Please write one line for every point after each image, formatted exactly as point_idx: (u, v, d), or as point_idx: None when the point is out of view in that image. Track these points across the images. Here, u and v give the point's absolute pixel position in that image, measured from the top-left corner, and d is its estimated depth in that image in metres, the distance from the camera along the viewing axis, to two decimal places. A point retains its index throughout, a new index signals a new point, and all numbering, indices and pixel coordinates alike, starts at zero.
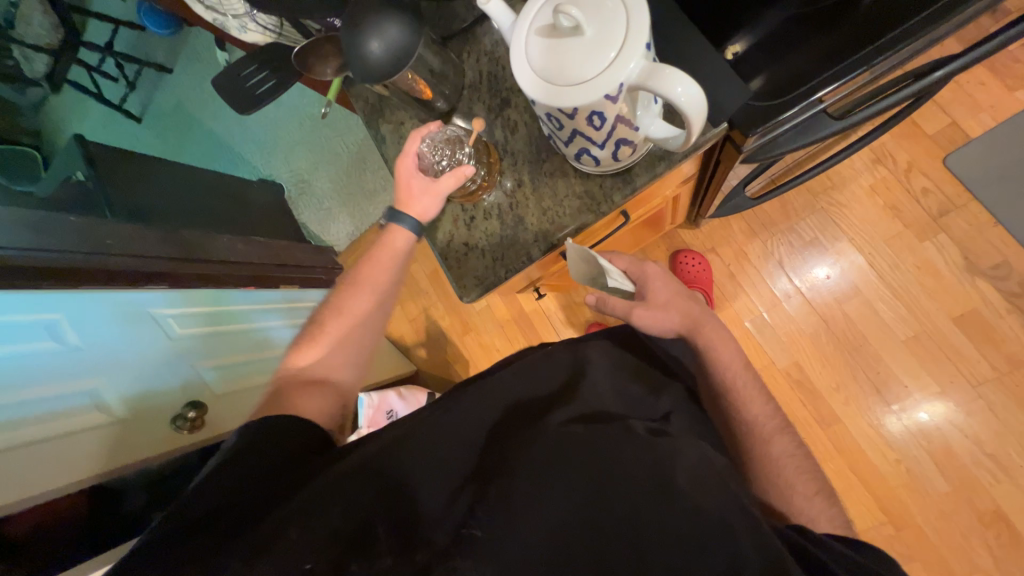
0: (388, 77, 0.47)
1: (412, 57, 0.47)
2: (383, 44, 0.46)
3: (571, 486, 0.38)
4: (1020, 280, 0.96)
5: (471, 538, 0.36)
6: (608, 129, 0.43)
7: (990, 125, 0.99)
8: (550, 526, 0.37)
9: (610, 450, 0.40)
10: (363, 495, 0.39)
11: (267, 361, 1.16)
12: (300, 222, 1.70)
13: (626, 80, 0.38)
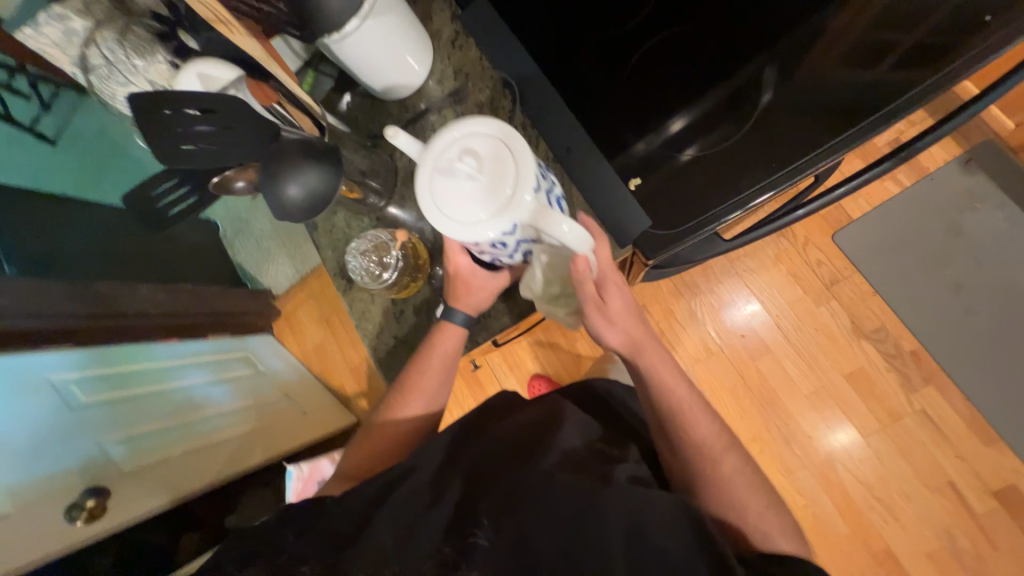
0: (308, 216, 0.49)
1: (331, 198, 0.48)
2: (301, 189, 0.47)
3: (552, 520, 0.44)
4: (895, 343, 1.10)
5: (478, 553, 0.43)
6: (512, 249, 0.49)
7: (867, 209, 1.14)
8: (540, 539, 0.43)
9: (580, 480, 0.48)
10: (394, 521, 0.48)
11: (203, 424, 1.08)
12: (236, 262, 1.63)
13: (519, 220, 0.44)
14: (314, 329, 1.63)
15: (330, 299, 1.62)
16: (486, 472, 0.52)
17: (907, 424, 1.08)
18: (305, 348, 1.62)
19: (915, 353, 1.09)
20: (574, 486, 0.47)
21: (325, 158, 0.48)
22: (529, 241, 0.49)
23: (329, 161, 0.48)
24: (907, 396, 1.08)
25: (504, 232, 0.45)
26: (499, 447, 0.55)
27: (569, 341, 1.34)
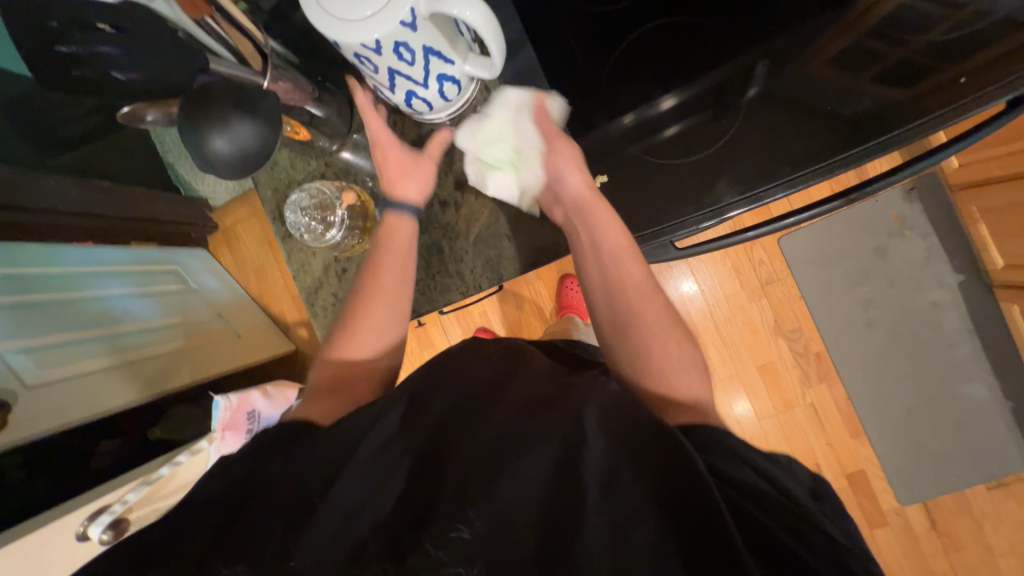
0: (244, 169, 0.47)
1: (263, 151, 0.47)
2: (230, 146, 0.45)
3: (518, 474, 0.40)
4: (805, 344, 1.22)
5: (455, 542, 0.36)
6: (421, 65, 0.45)
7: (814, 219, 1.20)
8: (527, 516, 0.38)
9: (539, 430, 0.44)
10: (352, 497, 0.42)
11: (122, 338, 1.06)
12: (166, 162, 1.43)
13: (415, 7, 0.39)
14: (253, 248, 1.52)
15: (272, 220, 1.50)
16: (442, 446, 0.46)
17: (796, 413, 1.23)
18: (242, 267, 1.53)
19: (819, 354, 1.22)
20: (535, 442, 0.42)
21: (261, 112, 0.46)
22: (437, 50, 0.44)
23: (263, 115, 0.46)
24: (803, 390, 1.22)
25: (402, 28, 0.40)
26: (449, 413, 0.50)
27: (518, 300, 1.36)
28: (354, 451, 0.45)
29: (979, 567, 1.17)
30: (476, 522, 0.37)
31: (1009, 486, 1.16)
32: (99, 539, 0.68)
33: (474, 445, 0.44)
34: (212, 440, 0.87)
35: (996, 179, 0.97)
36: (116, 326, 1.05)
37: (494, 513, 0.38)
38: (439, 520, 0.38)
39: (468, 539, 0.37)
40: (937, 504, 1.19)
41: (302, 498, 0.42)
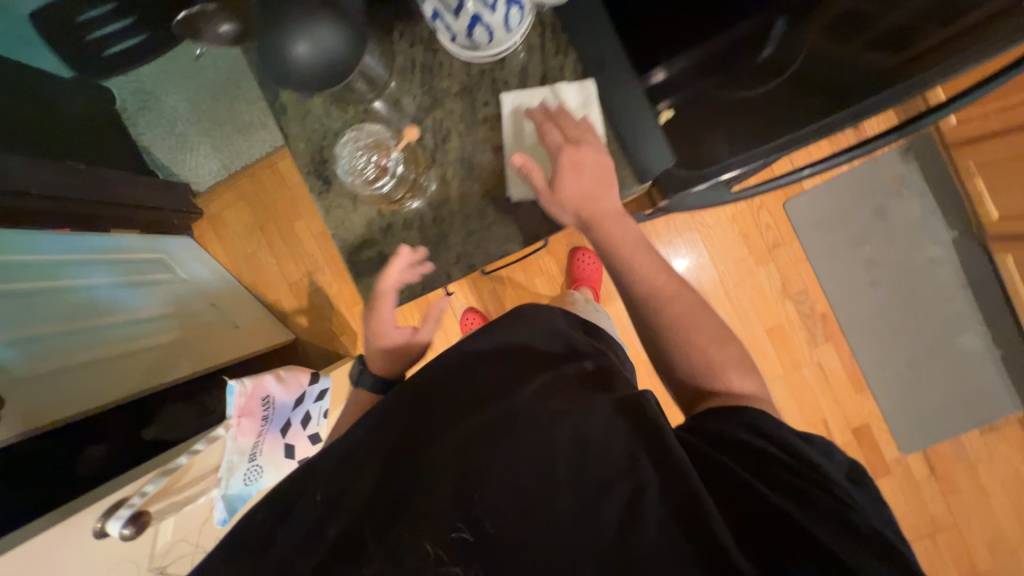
0: (322, 80, 0.46)
1: (346, 68, 0.46)
2: (314, 51, 0.44)
3: (518, 483, 0.46)
4: (811, 305, 1.25)
5: (458, 542, 0.43)
6: None
7: (817, 182, 1.23)
8: (519, 505, 0.44)
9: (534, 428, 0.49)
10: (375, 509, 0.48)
11: (114, 329, 0.99)
12: (140, 143, 1.36)
13: None
14: (245, 235, 1.44)
15: (264, 203, 1.42)
16: (443, 445, 0.52)
17: (804, 373, 1.26)
18: (234, 255, 1.45)
19: (824, 315, 1.25)
20: (529, 443, 0.48)
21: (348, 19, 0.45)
22: None
23: (351, 25, 0.45)
24: (810, 350, 1.26)
25: None
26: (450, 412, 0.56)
27: (529, 276, 1.34)
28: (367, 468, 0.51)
29: (974, 508, 1.23)
30: (493, 521, 0.44)
31: (1000, 431, 1.23)
32: (119, 534, 0.63)
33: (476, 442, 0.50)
34: (229, 427, 0.83)
35: (993, 134, 1.02)
36: (112, 314, 0.99)
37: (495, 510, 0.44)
38: (447, 519, 0.44)
39: (472, 538, 0.43)
40: (935, 452, 1.25)
41: (326, 521, 0.47)
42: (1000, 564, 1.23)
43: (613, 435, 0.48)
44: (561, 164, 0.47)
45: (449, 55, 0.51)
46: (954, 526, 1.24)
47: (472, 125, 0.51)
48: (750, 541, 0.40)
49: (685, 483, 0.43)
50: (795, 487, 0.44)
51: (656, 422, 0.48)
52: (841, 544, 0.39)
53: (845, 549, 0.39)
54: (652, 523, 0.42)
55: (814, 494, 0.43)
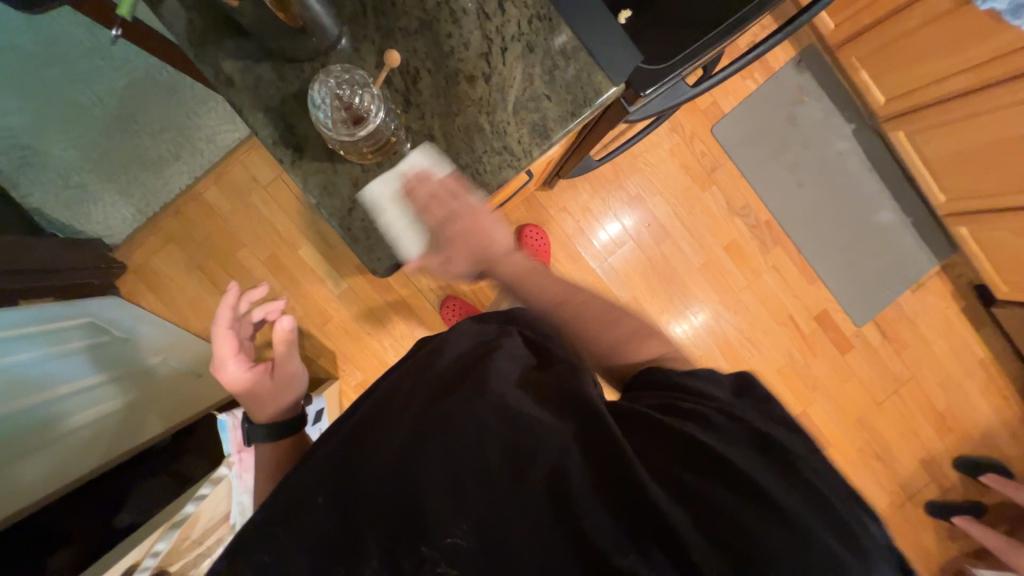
0: None
1: None
2: None
3: (497, 478, 0.42)
4: (755, 216, 1.37)
5: (451, 549, 0.41)
6: None
7: (734, 105, 1.35)
8: (465, 511, 0.41)
9: (463, 426, 0.45)
10: (364, 521, 0.45)
11: (59, 405, 0.87)
12: (30, 206, 1.18)
13: None
14: (184, 280, 1.31)
15: (198, 241, 1.31)
16: (375, 462, 0.47)
17: (765, 278, 1.38)
18: (175, 305, 1.32)
19: (768, 222, 1.37)
20: (460, 441, 0.44)
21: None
22: None
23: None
24: (764, 256, 1.37)
25: None
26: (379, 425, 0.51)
27: None
28: (346, 484, 0.47)
29: (922, 357, 1.41)
30: (463, 529, 0.41)
31: (927, 285, 1.42)
32: None
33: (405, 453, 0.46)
34: (231, 465, 0.74)
35: (864, 29, 1.18)
36: (48, 391, 0.87)
37: (449, 521, 0.41)
38: (436, 528, 0.41)
39: (469, 544, 0.40)
40: (882, 318, 1.41)
41: (316, 540, 0.45)
42: (952, 397, 1.42)
43: (544, 412, 0.46)
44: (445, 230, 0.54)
45: None
46: (912, 377, 1.41)
47: (440, 60, 0.50)
48: (675, 474, 0.40)
49: (614, 451, 0.41)
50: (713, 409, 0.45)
51: (584, 393, 0.47)
52: (739, 452, 0.41)
53: (759, 458, 0.41)
54: (596, 492, 0.40)
55: (712, 416, 0.45)
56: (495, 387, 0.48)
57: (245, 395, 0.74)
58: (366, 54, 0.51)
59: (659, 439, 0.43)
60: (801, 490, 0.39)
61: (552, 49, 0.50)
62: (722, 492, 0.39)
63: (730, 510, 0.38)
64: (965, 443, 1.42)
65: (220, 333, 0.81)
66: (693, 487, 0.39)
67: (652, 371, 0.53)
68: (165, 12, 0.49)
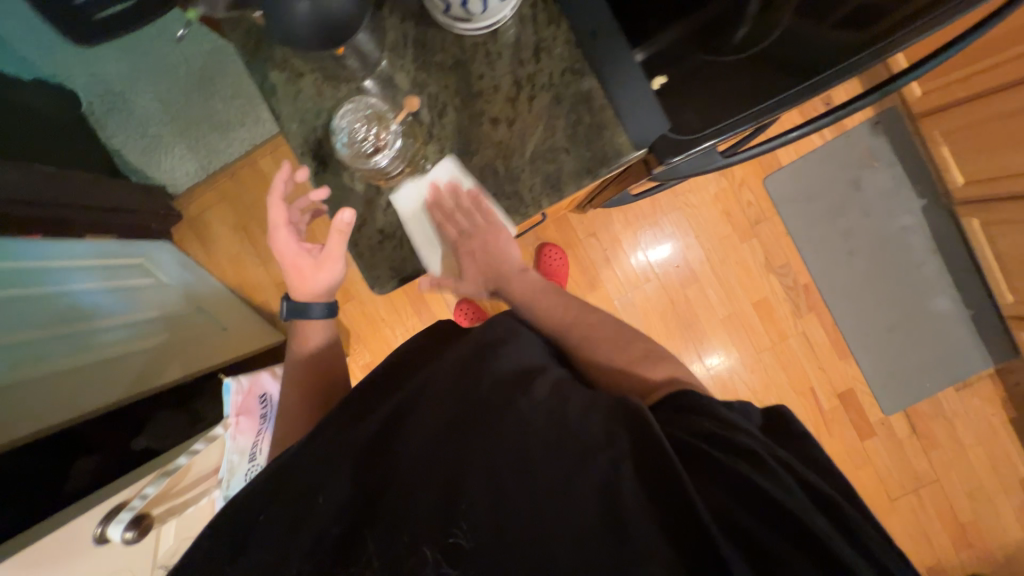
0: (319, 42, 0.42)
1: (352, 30, 0.41)
2: (312, 8, 0.40)
3: (537, 482, 0.43)
4: (794, 277, 1.29)
5: (455, 546, 0.42)
6: None
7: (794, 158, 1.27)
8: (492, 506, 0.42)
9: (507, 417, 0.47)
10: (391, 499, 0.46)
11: (102, 334, 0.98)
12: (110, 147, 1.31)
13: None
14: (228, 237, 1.42)
15: (247, 203, 1.40)
16: (405, 440, 0.49)
17: (791, 343, 1.30)
18: (217, 258, 1.42)
19: (806, 286, 1.29)
20: (506, 434, 0.46)
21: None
22: None
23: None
24: (795, 320, 1.30)
25: None
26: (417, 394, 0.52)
27: None
28: (379, 457, 0.49)
29: (953, 462, 1.30)
30: (466, 528, 0.42)
31: (975, 386, 1.30)
32: (120, 538, 0.60)
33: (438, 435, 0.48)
34: (227, 426, 0.82)
35: (954, 101, 1.08)
36: (98, 317, 0.98)
37: (454, 520, 0.43)
38: (453, 520, 0.43)
39: (470, 545, 0.42)
40: (915, 411, 1.30)
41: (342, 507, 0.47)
42: (979, 511, 1.30)
43: (591, 418, 0.46)
44: (460, 248, 0.55)
45: (441, 30, 0.51)
46: (936, 480, 1.30)
47: (467, 98, 0.52)
48: (735, 518, 0.39)
49: (670, 479, 0.40)
50: (757, 453, 0.44)
51: (637, 410, 0.46)
52: (805, 506, 0.40)
53: (812, 511, 0.40)
54: (637, 516, 0.40)
55: (766, 456, 0.44)
56: (542, 386, 0.50)
57: (291, 272, 0.70)
58: (396, 83, 0.52)
59: (707, 479, 0.42)
60: (859, 553, 0.38)
61: (580, 102, 0.50)
62: (781, 548, 0.38)
63: (787, 565, 0.37)
64: (983, 562, 1.30)
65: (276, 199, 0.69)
66: (756, 541, 0.38)
67: (685, 394, 0.51)
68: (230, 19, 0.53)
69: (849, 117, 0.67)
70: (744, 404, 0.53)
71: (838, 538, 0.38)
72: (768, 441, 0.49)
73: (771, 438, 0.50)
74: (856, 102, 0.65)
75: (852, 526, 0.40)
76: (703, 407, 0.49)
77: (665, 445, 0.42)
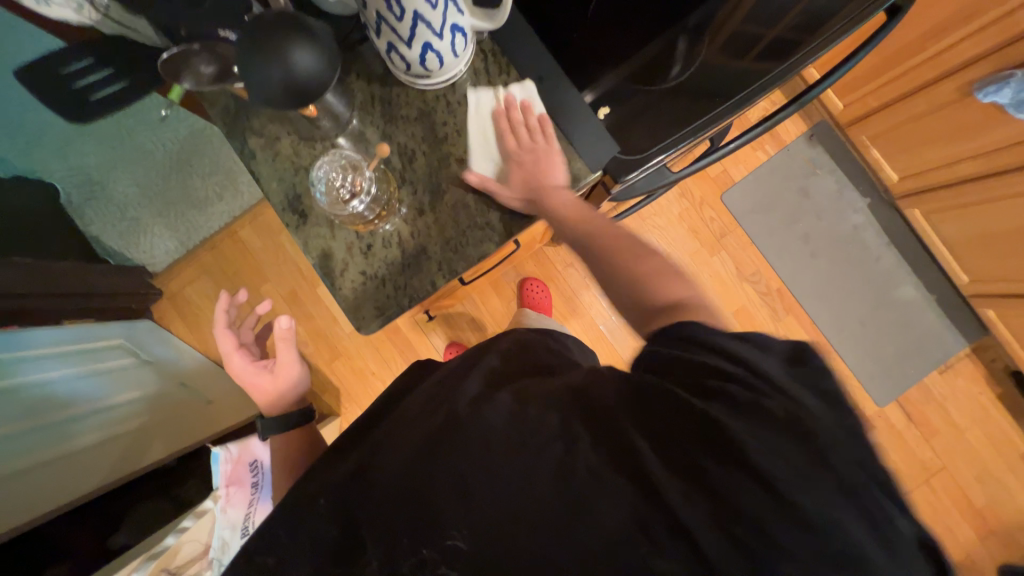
0: (292, 103, 0.44)
1: (323, 89, 0.44)
2: (288, 74, 0.41)
3: (506, 475, 0.43)
4: (766, 283, 1.35)
5: (454, 551, 0.42)
6: (442, 11, 0.44)
7: (744, 174, 1.37)
8: (472, 507, 0.43)
9: (474, 423, 0.47)
10: (380, 512, 0.46)
11: (80, 422, 0.94)
12: (89, 235, 1.33)
13: None
14: (210, 310, 1.42)
15: (228, 274, 1.41)
16: (385, 466, 0.49)
17: None
18: (200, 331, 1.42)
19: (779, 290, 1.35)
20: (473, 437, 0.46)
21: (320, 42, 0.43)
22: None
23: (323, 46, 0.43)
24: (775, 324, 1.34)
25: None
26: (398, 422, 0.55)
27: (504, 300, 1.39)
28: (364, 476, 0.50)
29: (954, 446, 1.30)
30: (462, 532, 0.42)
31: (956, 367, 1.34)
32: None
33: (414, 454, 0.48)
34: (217, 498, 0.77)
35: (873, 110, 1.21)
36: (73, 409, 0.93)
37: (449, 524, 0.43)
38: (442, 528, 0.43)
39: (467, 547, 0.42)
40: (907, 399, 1.32)
41: (342, 535, 0.48)
42: (992, 495, 1.29)
43: (547, 411, 0.46)
44: (517, 157, 0.55)
45: (405, 89, 0.57)
46: (944, 467, 1.30)
47: (435, 143, 0.56)
48: (690, 461, 0.38)
49: (626, 449, 0.40)
50: (718, 391, 0.39)
51: (593, 390, 0.47)
52: (757, 434, 0.36)
53: (779, 447, 0.35)
54: (598, 480, 0.40)
55: (729, 393, 0.39)
56: (508, 394, 0.51)
57: (249, 387, 0.85)
58: (368, 136, 0.57)
59: (668, 436, 0.39)
60: (827, 482, 0.33)
61: (536, 136, 0.56)
62: (752, 490, 0.35)
63: (761, 512, 0.34)
64: (1009, 548, 1.28)
65: (220, 330, 0.88)
66: (715, 480, 0.36)
67: (669, 344, 0.46)
68: (209, 97, 0.58)
69: (780, 126, 0.74)
70: (762, 336, 0.43)
71: (794, 468, 0.34)
72: (777, 372, 0.39)
73: (793, 373, 0.39)
74: (784, 111, 0.72)
75: (820, 456, 0.34)
76: (701, 345, 0.43)
77: (619, 416, 0.42)
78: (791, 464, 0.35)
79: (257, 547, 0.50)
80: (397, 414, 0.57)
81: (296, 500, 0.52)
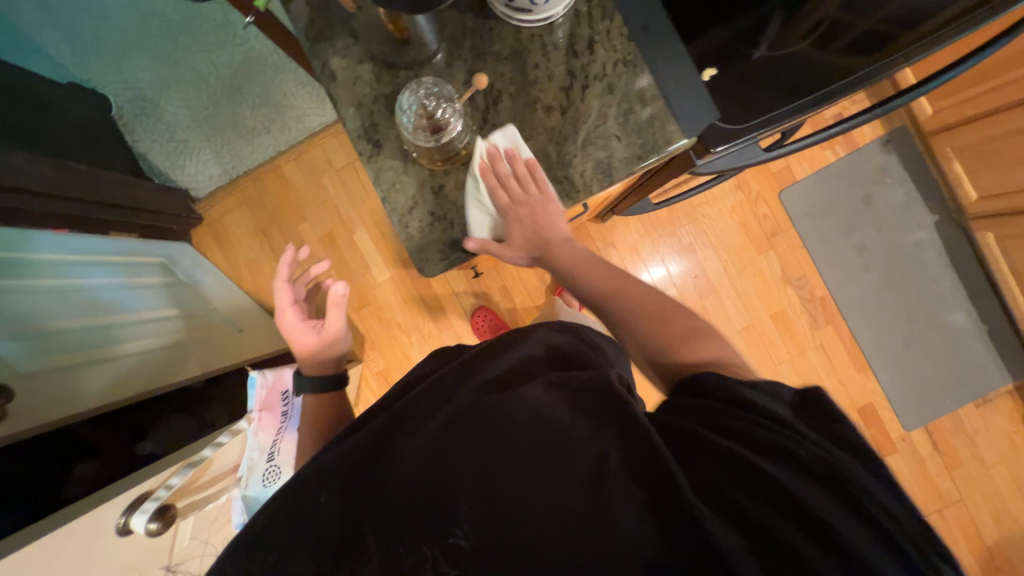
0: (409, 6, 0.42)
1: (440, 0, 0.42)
2: None
3: (526, 473, 0.42)
4: (810, 289, 1.30)
5: (455, 547, 0.40)
6: None
7: (808, 173, 1.30)
8: (487, 500, 0.41)
9: (501, 420, 0.46)
10: (386, 497, 0.45)
11: (124, 327, 0.98)
12: (137, 151, 1.33)
13: None
14: (247, 242, 1.42)
15: (268, 209, 1.41)
16: (396, 455, 0.48)
17: (810, 356, 1.30)
18: (235, 261, 1.43)
19: (823, 298, 1.30)
20: (495, 434, 0.45)
21: None
22: None
23: None
24: (813, 333, 1.30)
25: None
26: (410, 411, 0.53)
27: (537, 272, 1.37)
28: (371, 462, 0.48)
29: (977, 481, 1.27)
30: (465, 528, 0.40)
31: (994, 402, 1.29)
32: (144, 529, 0.59)
33: (430, 445, 0.47)
34: (250, 420, 0.80)
35: (965, 120, 1.13)
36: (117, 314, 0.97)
37: (455, 518, 0.41)
38: (445, 522, 0.41)
39: (469, 545, 0.39)
40: (936, 428, 1.29)
41: (344, 520, 0.46)
42: (1006, 534, 1.26)
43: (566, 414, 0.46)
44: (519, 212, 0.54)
45: (501, 24, 0.53)
46: (962, 500, 1.27)
47: (524, 85, 0.53)
48: (721, 493, 0.37)
49: (657, 461, 0.39)
50: (768, 435, 0.40)
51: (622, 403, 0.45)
52: (789, 472, 0.37)
53: (816, 496, 0.36)
54: (624, 489, 0.39)
55: (759, 433, 0.40)
56: (530, 391, 0.49)
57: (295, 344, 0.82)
58: (458, 69, 0.54)
59: (706, 470, 0.39)
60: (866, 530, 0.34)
61: (631, 91, 0.52)
62: (798, 535, 0.34)
63: (808, 557, 0.33)
64: None
65: (280, 283, 0.84)
66: (754, 516, 0.36)
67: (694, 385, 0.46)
68: (293, 10, 0.55)
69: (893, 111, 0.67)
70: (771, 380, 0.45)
71: (839, 514, 0.35)
72: (789, 415, 0.42)
73: (806, 419, 0.42)
74: (904, 94, 0.65)
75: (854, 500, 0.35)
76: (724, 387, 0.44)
77: (649, 431, 0.41)
78: (831, 510, 0.35)
79: (263, 509, 0.49)
80: (408, 399, 0.55)
81: (298, 477, 0.51)
